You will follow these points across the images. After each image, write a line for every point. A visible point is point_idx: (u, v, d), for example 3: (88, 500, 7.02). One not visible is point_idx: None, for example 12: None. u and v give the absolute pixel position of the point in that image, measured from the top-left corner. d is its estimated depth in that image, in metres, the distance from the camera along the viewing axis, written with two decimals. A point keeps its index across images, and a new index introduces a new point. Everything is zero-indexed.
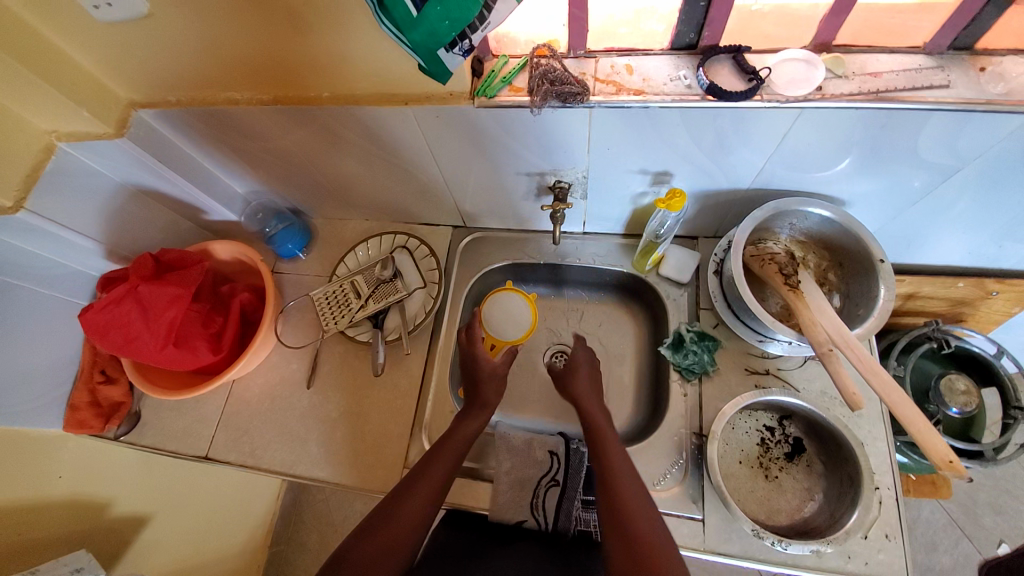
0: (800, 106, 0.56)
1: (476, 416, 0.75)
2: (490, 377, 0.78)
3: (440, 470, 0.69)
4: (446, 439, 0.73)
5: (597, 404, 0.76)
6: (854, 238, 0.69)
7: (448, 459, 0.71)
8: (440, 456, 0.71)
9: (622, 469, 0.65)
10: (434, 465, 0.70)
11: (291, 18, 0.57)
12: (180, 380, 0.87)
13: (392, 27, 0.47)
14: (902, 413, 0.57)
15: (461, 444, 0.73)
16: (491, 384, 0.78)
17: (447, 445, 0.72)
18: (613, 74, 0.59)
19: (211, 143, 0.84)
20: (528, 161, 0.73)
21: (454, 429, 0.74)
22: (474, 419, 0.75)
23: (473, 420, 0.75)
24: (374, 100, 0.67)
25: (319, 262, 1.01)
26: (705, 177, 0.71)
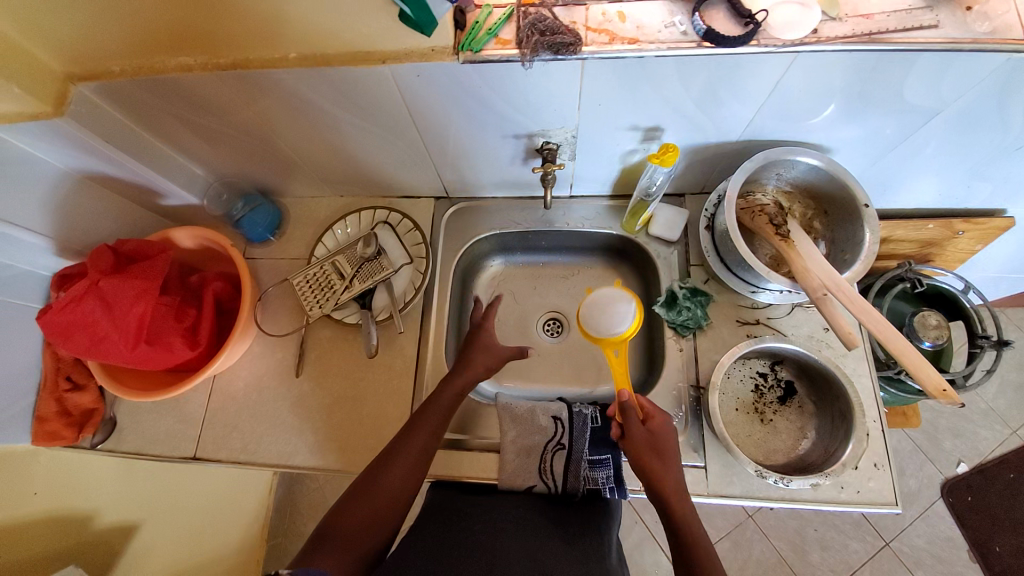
0: (796, 50, 0.55)
1: (456, 383, 0.76)
2: (481, 346, 0.81)
3: (419, 441, 0.69)
4: (427, 406, 0.73)
5: (673, 474, 0.64)
6: (840, 185, 0.70)
7: (427, 429, 0.71)
8: (418, 429, 0.71)
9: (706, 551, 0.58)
10: (414, 433, 0.70)
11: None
12: (155, 381, 0.81)
13: None
14: (887, 341, 0.60)
15: (440, 414, 0.73)
16: (483, 352, 0.80)
17: (427, 412, 0.73)
18: (605, 22, 0.56)
19: (164, 119, 0.76)
20: (514, 121, 0.69)
21: (433, 400, 0.74)
22: (454, 386, 0.76)
23: (452, 387, 0.75)
24: (349, 59, 0.60)
25: (294, 244, 0.95)
26: (696, 131, 0.70)
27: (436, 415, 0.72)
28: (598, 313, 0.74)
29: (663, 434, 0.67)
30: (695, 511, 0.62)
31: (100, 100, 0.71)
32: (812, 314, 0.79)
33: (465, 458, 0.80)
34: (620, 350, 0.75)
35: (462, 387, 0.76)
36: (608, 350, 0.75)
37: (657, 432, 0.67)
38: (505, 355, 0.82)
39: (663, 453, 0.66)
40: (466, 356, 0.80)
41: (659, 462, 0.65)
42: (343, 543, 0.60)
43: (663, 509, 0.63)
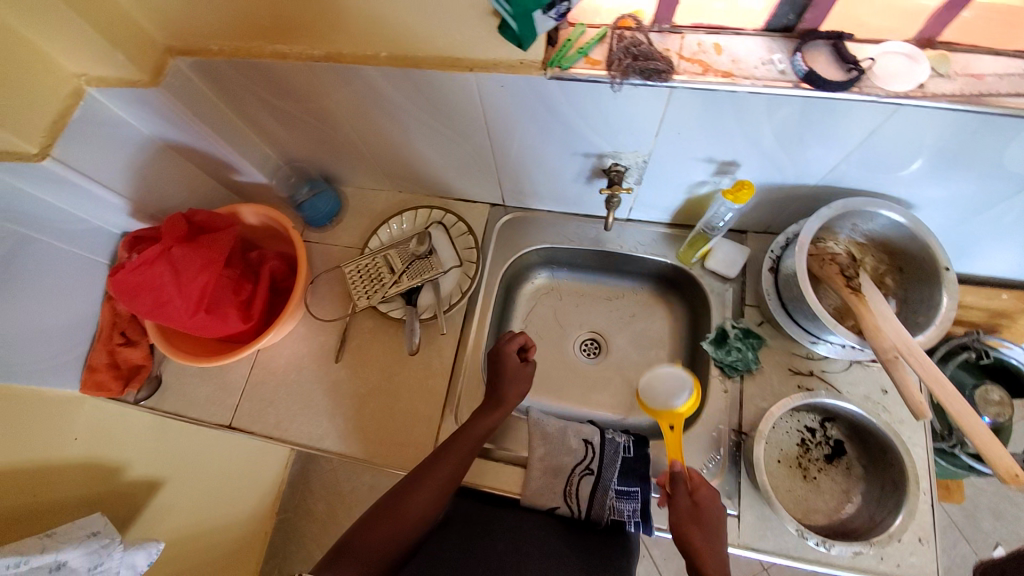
0: (897, 103, 0.53)
1: (490, 416, 0.74)
2: (513, 377, 0.77)
3: (446, 469, 0.68)
4: (458, 435, 0.72)
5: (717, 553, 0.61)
6: (920, 244, 0.67)
7: (456, 458, 0.70)
8: (447, 453, 0.70)
9: None
10: (442, 461, 0.69)
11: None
12: (201, 347, 0.84)
13: None
14: (962, 421, 0.57)
15: (470, 443, 0.71)
16: (514, 384, 0.77)
17: (458, 441, 0.72)
18: (699, 52, 0.56)
19: (248, 100, 0.79)
20: (588, 140, 0.69)
21: (464, 430, 0.73)
22: (487, 421, 0.74)
23: (484, 421, 0.74)
24: (437, 63, 0.62)
25: (348, 232, 0.97)
26: (774, 170, 0.68)
27: (467, 447, 0.71)
28: (655, 386, 0.75)
29: (710, 511, 0.64)
30: None
31: (193, 75, 0.74)
32: (870, 373, 0.75)
33: (489, 468, 0.79)
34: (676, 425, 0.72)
35: (494, 422, 0.74)
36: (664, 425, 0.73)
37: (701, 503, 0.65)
38: (528, 385, 0.78)
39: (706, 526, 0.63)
40: (501, 389, 0.76)
41: (702, 536, 0.62)
42: (363, 556, 0.62)
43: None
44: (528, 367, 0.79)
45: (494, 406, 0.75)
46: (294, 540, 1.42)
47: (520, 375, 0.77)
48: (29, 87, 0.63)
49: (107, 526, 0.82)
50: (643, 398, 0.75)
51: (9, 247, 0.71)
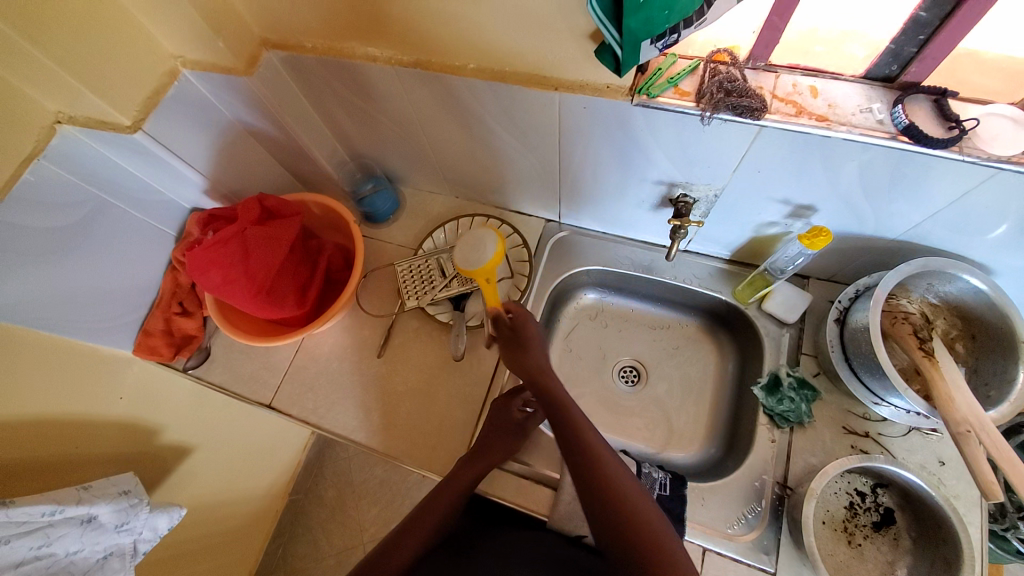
0: (998, 167, 0.51)
1: (472, 467, 0.73)
2: (502, 429, 0.77)
3: (425, 526, 0.68)
4: (445, 484, 0.72)
5: (541, 358, 0.68)
6: (1000, 315, 0.64)
7: (430, 518, 0.69)
8: (433, 506, 0.70)
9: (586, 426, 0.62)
10: (421, 520, 0.69)
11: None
12: (262, 328, 0.86)
13: (601, 16, 0.46)
14: None
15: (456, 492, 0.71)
16: (497, 436, 0.76)
17: (438, 498, 0.71)
18: (794, 94, 0.55)
19: (329, 97, 0.82)
20: (661, 168, 0.69)
21: (444, 483, 0.72)
22: (472, 468, 0.73)
23: (471, 469, 0.73)
24: (525, 79, 0.63)
25: (401, 231, 0.99)
26: (852, 219, 0.66)
27: (446, 500, 0.70)
28: (469, 247, 0.72)
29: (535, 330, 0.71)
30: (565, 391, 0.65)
31: (282, 68, 0.77)
32: (930, 442, 0.71)
33: (519, 486, 0.77)
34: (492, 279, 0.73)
35: (476, 474, 0.72)
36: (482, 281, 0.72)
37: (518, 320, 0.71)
38: (521, 436, 0.77)
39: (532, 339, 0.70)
40: (491, 440, 0.76)
41: (522, 345, 0.69)
42: None
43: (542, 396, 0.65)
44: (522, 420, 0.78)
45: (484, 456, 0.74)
46: (302, 522, 1.44)
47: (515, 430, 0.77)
48: (135, 66, 0.67)
49: (137, 487, 0.83)
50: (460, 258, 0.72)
51: (91, 210, 0.74)
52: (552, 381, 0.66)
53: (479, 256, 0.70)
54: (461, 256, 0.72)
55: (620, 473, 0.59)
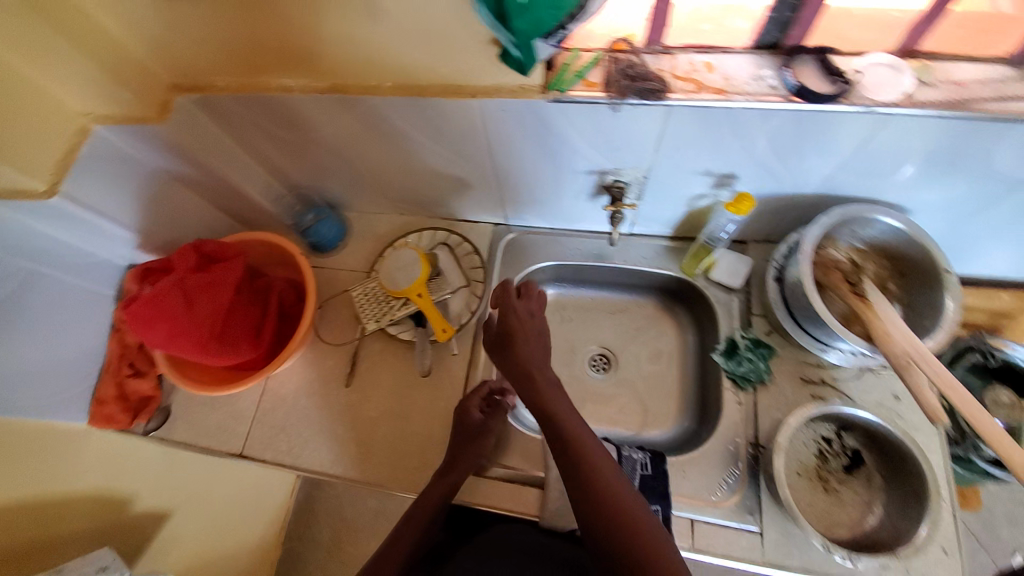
0: (888, 111, 0.54)
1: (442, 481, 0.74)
2: (467, 438, 0.76)
3: (409, 538, 0.73)
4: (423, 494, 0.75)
5: (535, 342, 0.73)
6: (920, 248, 0.68)
7: (414, 528, 0.73)
8: (412, 521, 0.74)
9: (567, 411, 0.66)
10: (405, 533, 0.74)
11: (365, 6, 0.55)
12: (220, 377, 0.84)
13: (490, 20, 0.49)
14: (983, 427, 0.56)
15: (433, 500, 0.73)
16: (470, 448, 0.76)
17: (416, 513, 0.74)
18: (692, 71, 0.58)
19: (254, 132, 0.81)
20: (588, 158, 0.71)
21: (421, 499, 0.74)
22: (446, 480, 0.74)
23: (443, 484, 0.74)
24: (441, 90, 0.64)
25: (350, 256, 0.97)
26: (773, 182, 0.70)
27: (426, 514, 0.73)
28: (395, 270, 0.83)
29: (525, 317, 0.74)
30: (547, 372, 0.71)
31: (198, 110, 0.76)
32: (883, 379, 0.74)
33: (506, 490, 0.78)
34: (423, 292, 0.83)
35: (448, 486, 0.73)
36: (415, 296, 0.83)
37: (511, 319, 0.73)
38: (491, 435, 0.77)
39: (525, 335, 0.72)
40: (462, 450, 0.75)
41: (517, 335, 0.72)
42: None
43: (526, 383, 0.70)
44: (481, 420, 0.78)
45: (462, 464, 0.74)
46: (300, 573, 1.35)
47: (484, 434, 0.77)
48: (40, 129, 0.64)
49: (116, 561, 0.78)
50: (385, 280, 0.83)
51: (16, 283, 0.71)
52: (536, 364, 0.71)
53: (408, 275, 0.82)
54: (390, 277, 0.82)
55: (590, 445, 0.63)
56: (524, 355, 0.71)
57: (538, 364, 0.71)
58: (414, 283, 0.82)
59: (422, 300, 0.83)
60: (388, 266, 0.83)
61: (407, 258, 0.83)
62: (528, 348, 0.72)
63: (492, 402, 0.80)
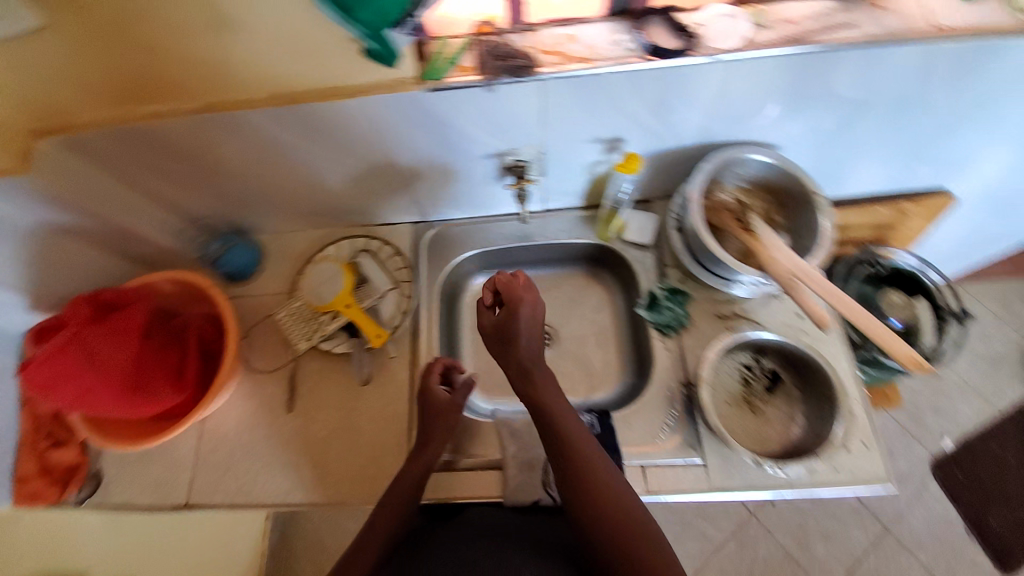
0: (733, 57, 0.60)
1: (417, 461, 0.73)
2: (439, 414, 0.76)
3: (385, 528, 0.70)
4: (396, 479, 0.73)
5: (533, 340, 0.73)
6: (791, 177, 0.76)
7: (388, 519, 0.71)
8: (385, 510, 0.71)
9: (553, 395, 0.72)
10: (378, 524, 0.71)
11: (222, 19, 0.57)
12: (145, 430, 0.79)
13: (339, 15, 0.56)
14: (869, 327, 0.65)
15: (408, 484, 0.72)
16: (440, 419, 0.76)
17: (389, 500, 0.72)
18: (557, 44, 0.61)
19: (137, 169, 0.77)
20: (483, 142, 0.74)
21: (393, 487, 0.73)
22: (421, 459, 0.73)
23: (420, 463, 0.73)
24: (317, 95, 0.65)
25: (272, 280, 0.94)
26: (655, 139, 0.75)
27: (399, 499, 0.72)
28: (319, 284, 0.85)
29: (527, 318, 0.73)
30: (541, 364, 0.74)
31: (66, 153, 0.71)
32: (786, 302, 0.81)
33: (466, 477, 0.78)
34: (350, 303, 0.84)
35: (423, 466, 0.73)
36: (342, 307, 0.83)
37: (516, 318, 0.72)
38: (458, 412, 0.77)
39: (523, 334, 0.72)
40: (430, 428, 0.76)
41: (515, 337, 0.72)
42: None
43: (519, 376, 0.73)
44: (456, 399, 0.77)
45: (433, 443, 0.74)
46: None
47: (451, 409, 0.77)
48: None
49: None
50: (311, 298, 0.85)
51: None
52: (531, 360, 0.73)
53: (331, 289, 0.83)
54: (316, 293, 0.84)
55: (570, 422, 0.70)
56: (524, 356, 0.72)
57: (535, 360, 0.73)
58: (336, 295, 0.83)
59: (351, 310, 0.84)
60: (312, 281, 0.86)
61: (330, 271, 0.85)
62: (530, 345, 0.73)
63: (467, 382, 0.79)
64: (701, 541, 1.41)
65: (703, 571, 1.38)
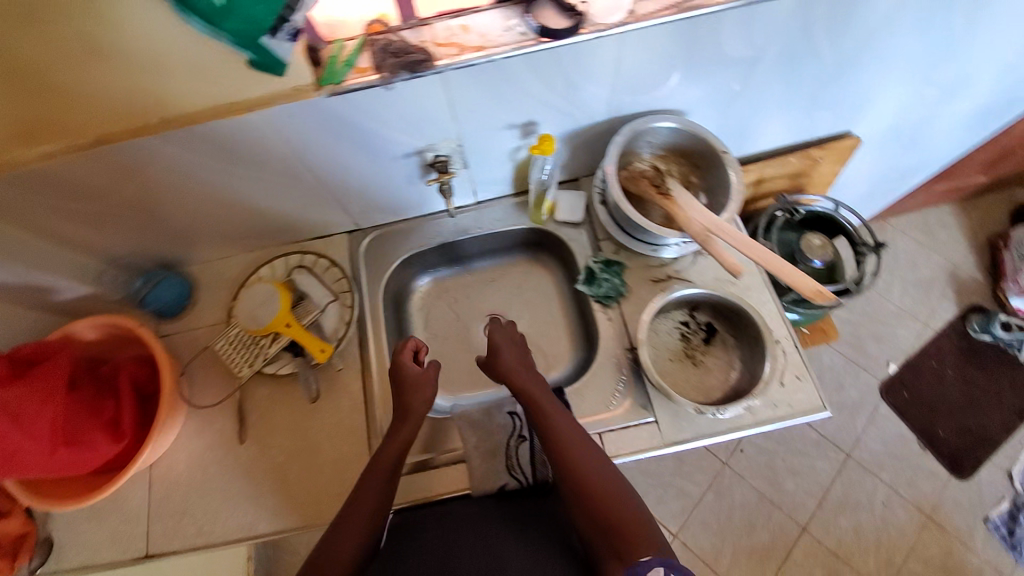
0: (620, 30, 0.63)
1: (397, 436, 0.71)
2: (415, 386, 0.74)
3: (368, 506, 0.66)
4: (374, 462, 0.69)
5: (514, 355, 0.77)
6: (698, 139, 0.80)
7: (370, 499, 0.66)
8: (367, 489, 0.67)
9: (535, 386, 0.74)
10: (358, 505, 0.66)
11: (94, 45, 0.54)
12: (83, 484, 0.76)
13: (204, 26, 0.53)
14: (787, 274, 0.71)
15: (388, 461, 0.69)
16: (416, 393, 0.74)
17: (370, 480, 0.68)
18: (451, 36, 0.62)
19: (36, 213, 0.73)
20: (398, 142, 0.74)
21: (373, 465, 0.69)
22: (399, 437, 0.71)
23: (400, 440, 0.71)
24: (216, 113, 0.64)
25: (206, 312, 0.91)
26: (566, 118, 0.77)
27: (381, 478, 0.68)
28: (252, 306, 0.79)
29: (507, 342, 0.78)
30: (519, 363, 0.77)
31: None
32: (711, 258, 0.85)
33: (432, 476, 0.78)
34: (292, 321, 0.80)
35: (404, 441, 0.71)
36: (280, 326, 0.79)
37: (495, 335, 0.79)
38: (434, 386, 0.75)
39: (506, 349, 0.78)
40: (405, 404, 0.73)
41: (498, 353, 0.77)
42: None
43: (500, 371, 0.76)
44: (432, 372, 0.77)
45: (410, 418, 0.73)
46: None
47: (425, 382, 0.75)
48: None
49: None
50: (245, 321, 0.79)
51: None
52: (508, 361, 0.76)
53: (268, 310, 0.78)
54: (250, 317, 0.79)
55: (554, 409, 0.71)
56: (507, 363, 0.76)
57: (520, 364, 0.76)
58: (277, 316, 0.78)
59: (292, 330, 0.80)
60: (246, 300, 0.80)
61: (264, 291, 0.80)
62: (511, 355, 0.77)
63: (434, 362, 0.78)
64: (681, 499, 1.47)
65: (687, 526, 1.44)
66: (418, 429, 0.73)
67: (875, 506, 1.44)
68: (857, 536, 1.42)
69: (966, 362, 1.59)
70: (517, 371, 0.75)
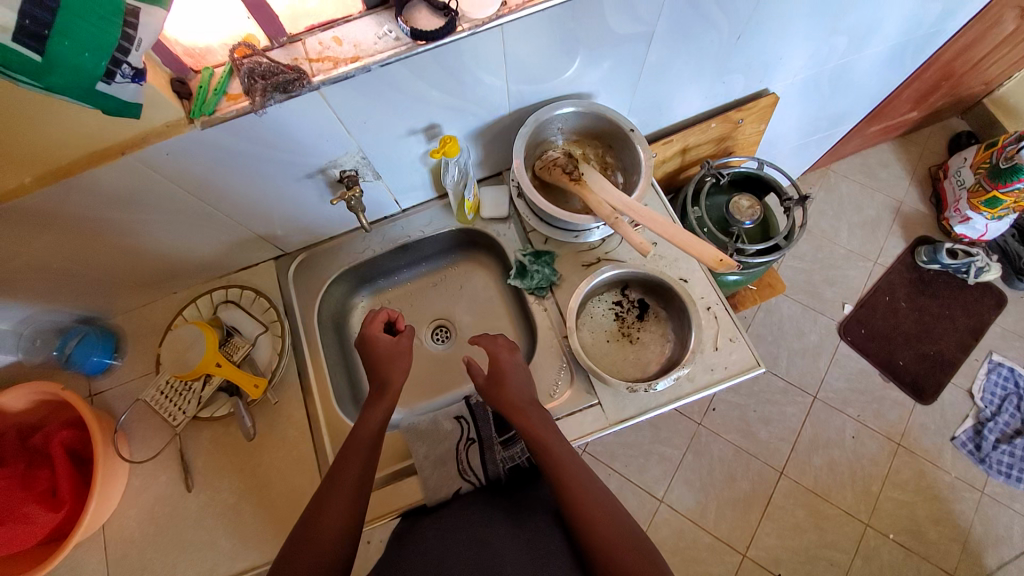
0: (497, 24, 0.62)
1: (376, 408, 0.71)
2: (389, 359, 0.76)
3: (351, 472, 0.64)
4: (348, 441, 0.68)
5: (527, 393, 0.74)
6: (604, 119, 0.81)
7: (353, 472, 0.64)
8: (352, 454, 0.66)
9: (525, 401, 0.72)
10: (340, 477, 0.64)
11: None
12: (26, 558, 0.72)
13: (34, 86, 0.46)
14: (701, 250, 0.70)
15: (371, 428, 0.69)
16: (391, 365, 0.75)
17: (350, 451, 0.67)
18: (324, 50, 0.60)
19: None
20: (298, 164, 0.72)
21: (357, 430, 0.69)
22: (377, 410, 0.71)
23: (378, 412, 0.71)
24: (98, 159, 0.60)
25: (139, 360, 0.88)
26: (469, 115, 0.76)
27: (362, 447, 0.67)
28: (178, 349, 0.77)
29: (514, 371, 0.75)
30: (524, 392, 0.73)
31: None
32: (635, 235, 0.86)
33: (387, 492, 0.78)
34: (223, 360, 0.78)
35: (384, 412, 0.71)
36: (211, 366, 0.77)
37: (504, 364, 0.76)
38: (404, 356, 0.77)
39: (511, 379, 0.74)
40: (385, 376, 0.74)
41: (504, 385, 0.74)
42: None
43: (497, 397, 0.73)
44: (406, 340, 0.79)
45: (383, 396, 0.72)
46: None
47: (398, 356, 0.76)
48: None
49: None
50: (168, 367, 0.77)
51: None
52: (511, 390, 0.73)
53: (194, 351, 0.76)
54: (175, 362, 0.76)
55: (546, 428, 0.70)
56: (516, 399, 0.72)
57: (527, 399, 0.73)
58: (202, 360, 0.76)
59: (220, 370, 0.78)
60: (175, 336, 0.78)
61: (188, 332, 0.78)
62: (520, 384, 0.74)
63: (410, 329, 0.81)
64: (663, 464, 1.50)
65: (672, 489, 1.47)
66: (396, 403, 0.73)
67: (847, 440, 1.50)
68: (832, 473, 1.48)
69: (918, 292, 1.65)
70: (516, 395, 0.73)
